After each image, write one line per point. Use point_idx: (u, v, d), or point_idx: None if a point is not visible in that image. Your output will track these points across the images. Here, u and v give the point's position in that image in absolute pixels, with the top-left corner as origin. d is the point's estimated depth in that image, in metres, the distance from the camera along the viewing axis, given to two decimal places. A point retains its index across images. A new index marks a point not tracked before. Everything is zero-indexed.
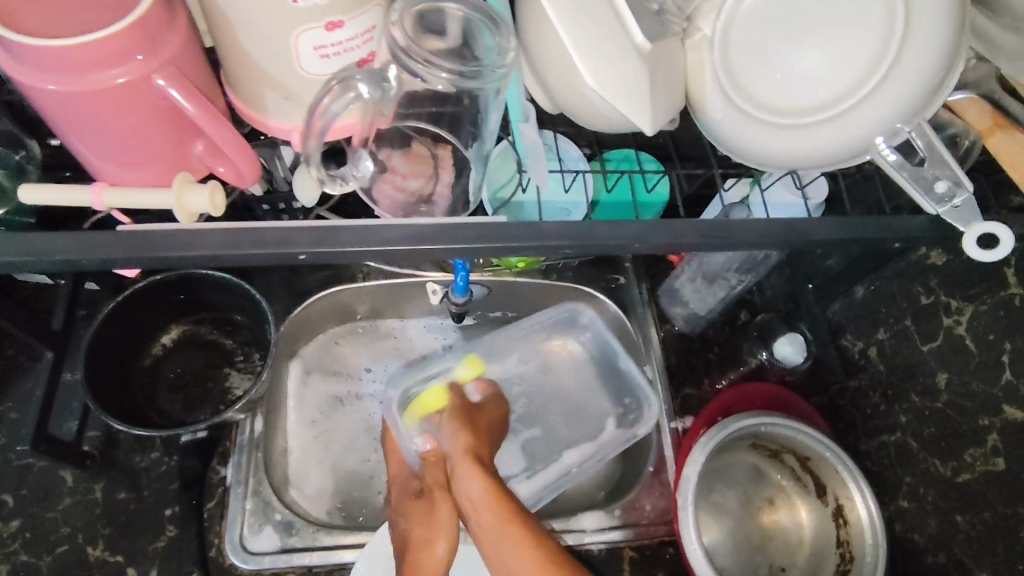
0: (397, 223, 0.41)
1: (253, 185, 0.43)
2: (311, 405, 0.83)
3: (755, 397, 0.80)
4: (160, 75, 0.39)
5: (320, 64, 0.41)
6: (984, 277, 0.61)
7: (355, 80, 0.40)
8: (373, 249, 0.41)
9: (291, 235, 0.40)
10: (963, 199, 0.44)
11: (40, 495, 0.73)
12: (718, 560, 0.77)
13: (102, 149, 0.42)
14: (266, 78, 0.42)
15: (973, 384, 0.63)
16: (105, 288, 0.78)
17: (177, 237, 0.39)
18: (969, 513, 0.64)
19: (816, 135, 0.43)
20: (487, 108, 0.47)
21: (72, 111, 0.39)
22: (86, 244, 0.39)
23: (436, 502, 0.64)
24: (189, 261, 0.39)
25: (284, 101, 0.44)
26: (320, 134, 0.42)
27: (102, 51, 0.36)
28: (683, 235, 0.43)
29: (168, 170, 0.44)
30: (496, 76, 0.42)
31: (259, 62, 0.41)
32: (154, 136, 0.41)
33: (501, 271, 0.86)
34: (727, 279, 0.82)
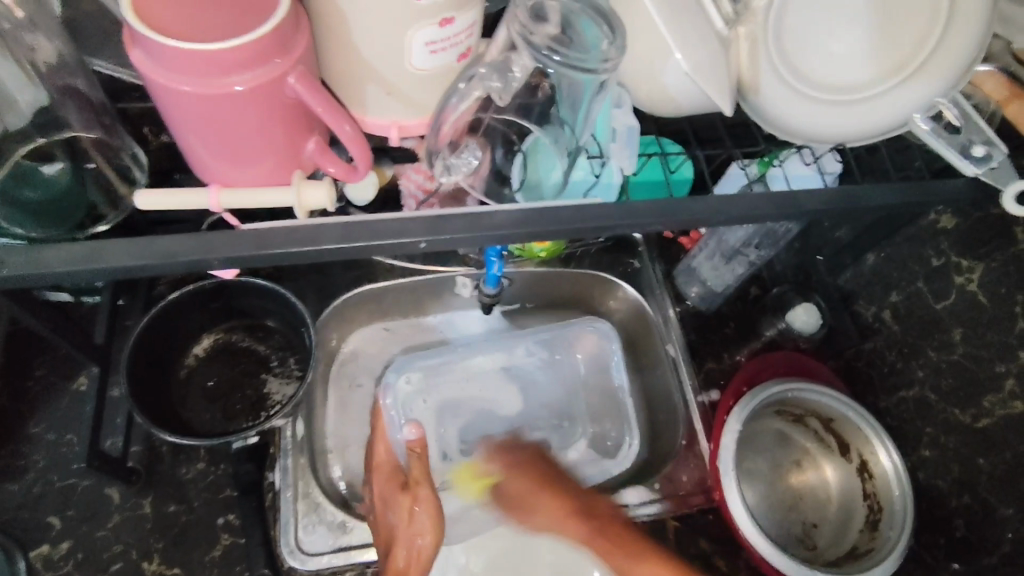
0: (496, 208, 0.43)
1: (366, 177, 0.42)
2: (350, 406, 0.85)
3: (778, 365, 0.84)
4: (294, 76, 0.39)
5: (428, 59, 0.43)
6: (995, 234, 0.65)
7: (479, 76, 0.43)
8: (479, 235, 0.42)
9: (407, 227, 0.41)
10: (999, 161, 0.47)
11: (87, 514, 0.72)
12: (757, 522, 0.81)
13: (217, 152, 0.42)
14: (372, 74, 0.43)
15: (988, 334, 0.68)
16: (136, 302, 0.78)
17: (289, 233, 0.40)
18: (990, 456, 0.69)
19: (880, 110, 0.47)
20: (582, 100, 0.47)
21: (201, 115, 0.39)
22: (194, 249, 0.40)
23: (420, 498, 0.67)
24: (307, 254, 0.40)
25: (388, 97, 0.45)
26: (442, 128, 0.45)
27: (243, 56, 0.36)
28: (755, 207, 0.46)
29: (282, 172, 0.44)
30: (599, 65, 0.43)
31: (369, 60, 0.42)
32: (276, 137, 0.41)
33: (523, 261, 0.88)
34: (745, 255, 0.85)
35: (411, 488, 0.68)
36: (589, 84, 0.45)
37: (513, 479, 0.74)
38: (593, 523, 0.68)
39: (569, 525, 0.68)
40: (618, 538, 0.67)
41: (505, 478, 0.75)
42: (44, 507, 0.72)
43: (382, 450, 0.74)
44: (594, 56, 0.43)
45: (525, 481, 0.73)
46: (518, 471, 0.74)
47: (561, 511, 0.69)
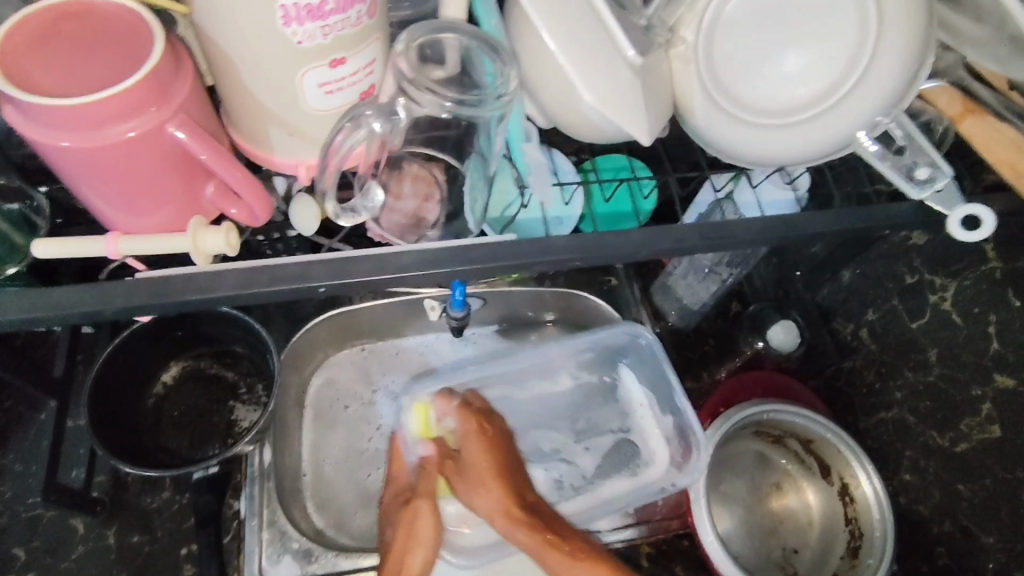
0: (405, 249, 0.43)
1: (266, 222, 0.44)
2: (325, 424, 0.84)
3: (757, 387, 0.81)
4: (174, 124, 0.39)
5: (324, 100, 0.42)
6: (965, 253, 0.64)
7: (366, 117, 0.42)
8: (386, 277, 0.42)
9: (308, 270, 0.41)
10: (944, 184, 0.46)
11: (52, 545, 0.72)
12: (734, 549, 0.78)
13: (107, 198, 0.42)
14: (271, 116, 0.43)
15: (964, 355, 0.65)
16: (102, 332, 0.78)
17: (195, 281, 0.40)
18: (969, 481, 0.66)
19: (799, 135, 0.45)
20: (490, 132, 0.48)
21: (86, 165, 0.39)
22: (104, 297, 0.40)
23: (419, 511, 0.61)
24: (207, 303, 0.40)
25: (290, 138, 0.45)
26: (333, 170, 0.44)
27: (112, 107, 0.36)
28: (682, 238, 0.45)
29: (181, 216, 0.44)
30: (498, 104, 0.43)
31: (264, 102, 0.42)
32: (168, 182, 0.42)
33: (496, 282, 0.87)
34: (719, 273, 0.84)
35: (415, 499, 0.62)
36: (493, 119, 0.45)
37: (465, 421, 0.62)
38: (509, 489, 0.59)
39: (484, 471, 0.60)
40: (518, 505, 0.59)
41: (461, 434, 0.62)
42: (9, 539, 0.72)
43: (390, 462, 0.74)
44: (491, 94, 0.43)
45: (479, 455, 0.60)
46: (473, 446, 0.61)
47: (488, 471, 0.59)
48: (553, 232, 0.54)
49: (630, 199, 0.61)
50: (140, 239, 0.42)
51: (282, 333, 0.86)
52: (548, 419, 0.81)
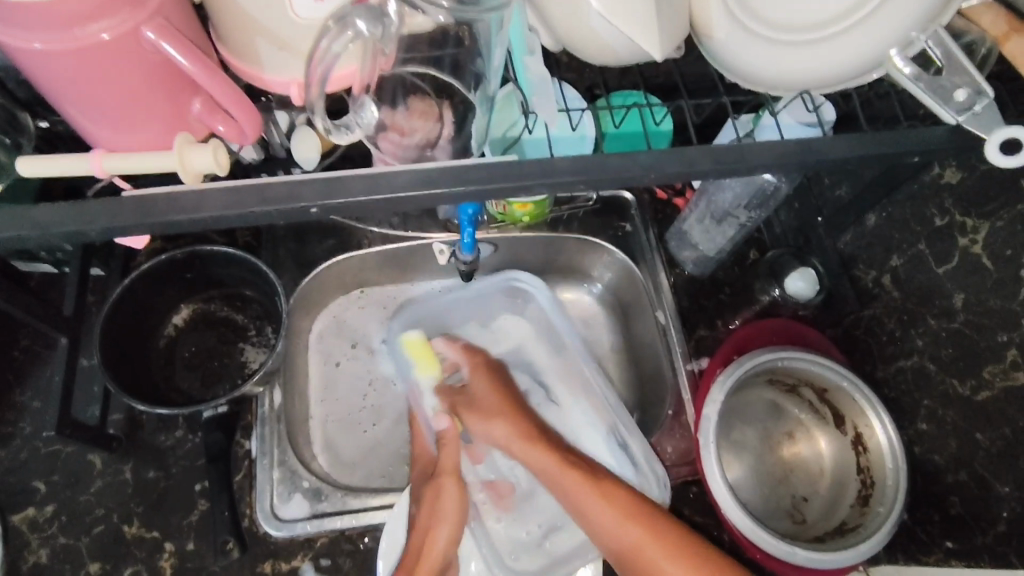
0: (399, 169, 0.41)
1: (254, 141, 0.43)
2: (322, 376, 0.84)
3: (773, 334, 0.79)
4: (148, 28, 0.38)
5: (313, 8, 0.40)
6: (1001, 191, 0.60)
7: (353, 17, 0.39)
8: (378, 200, 0.40)
9: (296, 190, 0.40)
10: (983, 106, 0.43)
11: (71, 479, 0.74)
12: (741, 495, 0.78)
13: (91, 110, 0.42)
14: (258, 28, 0.42)
15: (991, 301, 0.62)
16: (112, 271, 0.79)
17: (177, 200, 0.39)
18: (989, 431, 0.64)
19: (812, 54, 0.43)
20: (490, 42, 0.48)
21: (61, 71, 0.39)
22: (84, 214, 0.39)
23: (442, 492, 0.69)
24: (192, 224, 0.40)
25: (279, 52, 0.43)
26: (322, 83, 0.43)
27: (85, 5, 0.36)
28: (693, 163, 0.42)
29: (167, 131, 0.44)
30: (496, 2, 0.43)
31: (252, 12, 0.41)
32: (149, 95, 0.41)
33: (507, 226, 0.85)
34: (736, 218, 0.80)
35: (439, 482, 0.70)
36: (493, 23, 0.45)
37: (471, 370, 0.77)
38: (580, 467, 0.67)
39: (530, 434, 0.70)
40: (574, 467, 0.67)
41: (468, 373, 0.77)
42: (30, 472, 0.74)
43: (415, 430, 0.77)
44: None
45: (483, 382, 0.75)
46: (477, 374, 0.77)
47: (534, 441, 0.70)
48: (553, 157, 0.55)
49: (641, 124, 0.60)
50: (122, 159, 0.42)
51: (291, 278, 0.83)
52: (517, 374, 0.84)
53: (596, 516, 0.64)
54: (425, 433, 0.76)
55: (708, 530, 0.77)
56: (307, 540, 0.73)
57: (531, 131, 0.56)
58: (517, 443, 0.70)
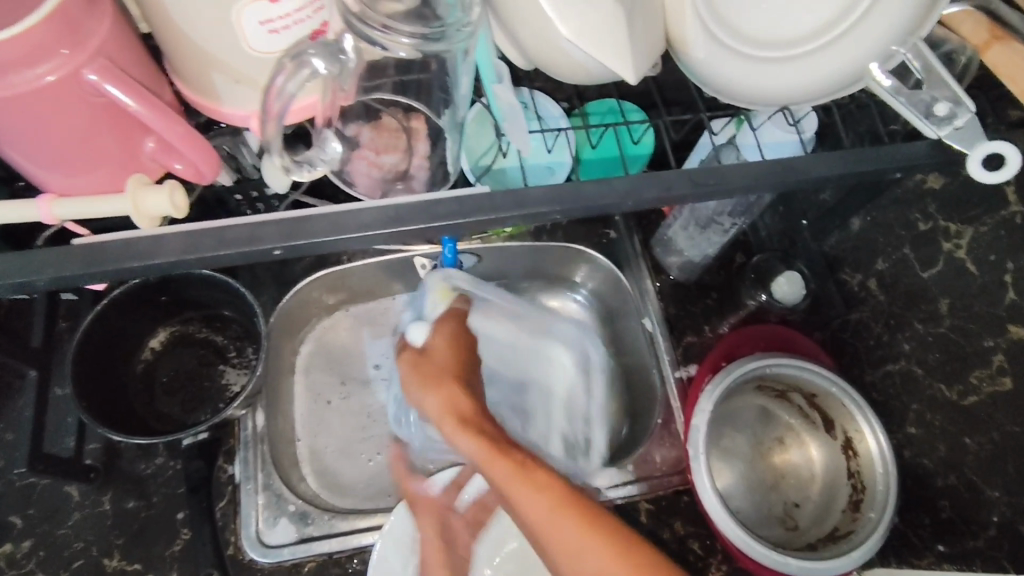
0: (365, 206, 0.40)
1: (213, 180, 0.43)
2: (323, 401, 0.82)
3: (760, 340, 0.78)
4: (90, 69, 0.37)
5: (267, 40, 0.39)
6: (982, 198, 0.61)
7: (309, 55, 0.38)
8: (345, 237, 0.39)
9: (259, 232, 0.39)
10: (965, 120, 0.42)
11: (49, 513, 0.72)
12: (732, 504, 0.77)
13: (41, 152, 0.41)
14: (212, 61, 0.40)
15: (976, 306, 0.62)
16: (85, 297, 0.76)
17: (131, 246, 0.38)
18: (977, 435, 0.63)
19: (789, 71, 0.43)
20: (455, 70, 0.46)
21: (3, 116, 0.37)
22: (36, 262, 0.38)
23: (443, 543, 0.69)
24: (148, 268, 0.38)
25: (235, 84, 0.42)
26: (278, 117, 0.41)
27: (21, 51, 0.34)
28: (672, 185, 0.42)
29: (121, 168, 0.44)
30: (461, 36, 0.41)
31: (203, 46, 0.39)
32: (100, 135, 0.41)
33: (490, 237, 0.84)
34: (720, 224, 0.79)
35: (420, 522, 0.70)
36: (459, 53, 0.43)
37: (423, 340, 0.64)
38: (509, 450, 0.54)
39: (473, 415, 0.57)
40: (506, 451, 0.54)
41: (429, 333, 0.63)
42: (5, 507, 0.72)
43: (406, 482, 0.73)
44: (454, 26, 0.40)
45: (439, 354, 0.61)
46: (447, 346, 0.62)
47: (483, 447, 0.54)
48: (528, 183, 0.53)
49: (617, 144, 0.58)
50: (74, 203, 0.42)
51: (271, 296, 0.81)
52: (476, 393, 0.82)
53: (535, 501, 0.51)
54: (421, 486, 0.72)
55: (701, 540, 0.76)
56: (294, 566, 0.71)
57: (506, 155, 0.54)
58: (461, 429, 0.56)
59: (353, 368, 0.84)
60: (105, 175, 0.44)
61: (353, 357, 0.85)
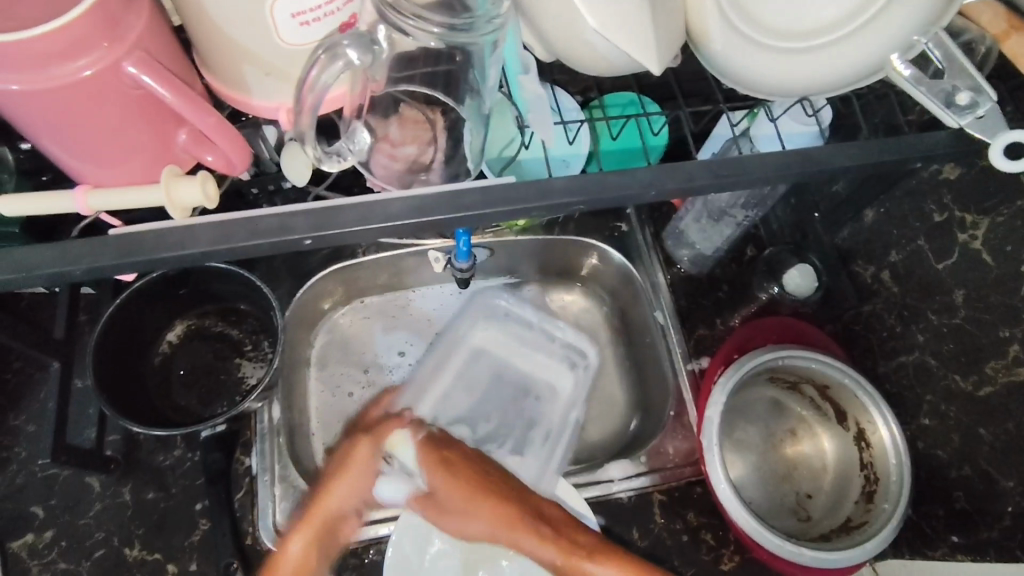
0: (390, 196, 0.40)
1: (244, 170, 0.43)
2: (337, 393, 0.83)
3: (774, 332, 0.79)
4: (130, 62, 0.38)
5: (299, 32, 0.39)
6: (998, 187, 0.59)
7: (342, 46, 0.39)
8: (371, 227, 0.40)
9: (286, 222, 0.39)
10: (986, 109, 0.42)
11: (70, 503, 0.73)
12: (745, 495, 0.77)
13: (78, 146, 0.42)
14: (244, 54, 0.41)
15: (991, 297, 0.62)
16: (104, 291, 0.77)
17: (165, 237, 0.39)
18: (991, 426, 0.64)
19: (807, 61, 0.43)
20: (484, 63, 0.47)
21: (43, 109, 0.38)
22: (71, 254, 0.38)
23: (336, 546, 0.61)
24: (179, 259, 0.39)
25: (266, 77, 0.42)
26: (312, 110, 0.41)
27: (62, 44, 0.35)
28: (693, 175, 0.42)
29: (155, 162, 0.44)
30: (489, 27, 0.42)
31: (236, 39, 0.39)
32: (136, 129, 0.42)
33: (503, 231, 0.84)
34: (732, 216, 0.80)
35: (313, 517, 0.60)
36: (487, 45, 0.44)
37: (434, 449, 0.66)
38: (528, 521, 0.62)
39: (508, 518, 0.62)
40: (523, 521, 0.62)
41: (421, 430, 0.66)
42: (27, 497, 0.73)
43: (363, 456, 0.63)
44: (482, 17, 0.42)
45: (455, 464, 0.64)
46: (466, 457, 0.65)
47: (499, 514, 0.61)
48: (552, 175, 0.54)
49: (638, 136, 0.59)
50: (108, 195, 0.42)
51: (287, 289, 0.82)
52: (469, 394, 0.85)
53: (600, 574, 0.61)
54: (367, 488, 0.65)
55: (714, 531, 0.77)
56: None
57: (528, 146, 0.55)
58: (499, 525, 0.62)
59: (365, 355, 0.85)
60: (137, 167, 0.45)
61: (362, 344, 0.85)
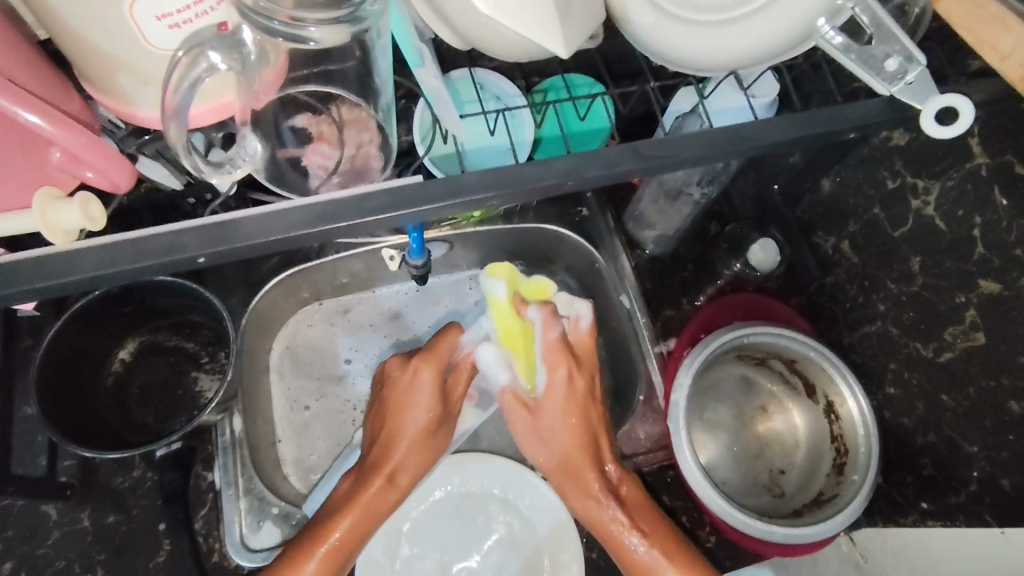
0: (292, 205, 0.39)
1: (131, 191, 0.44)
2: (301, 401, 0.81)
3: (737, 310, 0.78)
4: None
5: (166, 37, 0.37)
6: (947, 152, 0.58)
7: (204, 48, 0.36)
8: (274, 239, 0.39)
9: (182, 238, 0.38)
10: (916, 75, 0.41)
11: (27, 534, 0.71)
12: (718, 475, 0.77)
13: None
14: (115, 63, 0.39)
15: (947, 263, 0.61)
16: (46, 312, 0.74)
17: (42, 264, 0.37)
18: (953, 392, 0.63)
19: (723, 36, 0.42)
20: (374, 54, 0.46)
21: None
22: None
23: (433, 445, 0.70)
24: (69, 284, 0.37)
25: (143, 86, 0.41)
26: (178, 116, 0.39)
27: None
28: (615, 162, 0.41)
29: (33, 184, 0.42)
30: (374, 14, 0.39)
31: (102, 48, 0.38)
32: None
33: (461, 223, 0.79)
34: (689, 194, 0.77)
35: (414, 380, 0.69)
36: (375, 28, 0.42)
37: (554, 373, 0.66)
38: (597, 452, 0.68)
39: (580, 450, 0.67)
40: (597, 445, 0.68)
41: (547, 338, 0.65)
42: None
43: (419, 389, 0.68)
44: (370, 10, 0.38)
45: (568, 402, 0.67)
46: (588, 351, 0.68)
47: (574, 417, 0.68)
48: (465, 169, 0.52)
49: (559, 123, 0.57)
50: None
51: (240, 299, 0.80)
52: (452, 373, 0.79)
53: (633, 542, 0.64)
54: (419, 388, 0.68)
55: (687, 513, 0.76)
56: None
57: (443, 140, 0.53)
58: (575, 419, 0.67)
59: (331, 366, 0.83)
60: (17, 185, 0.42)
61: (322, 355, 0.83)
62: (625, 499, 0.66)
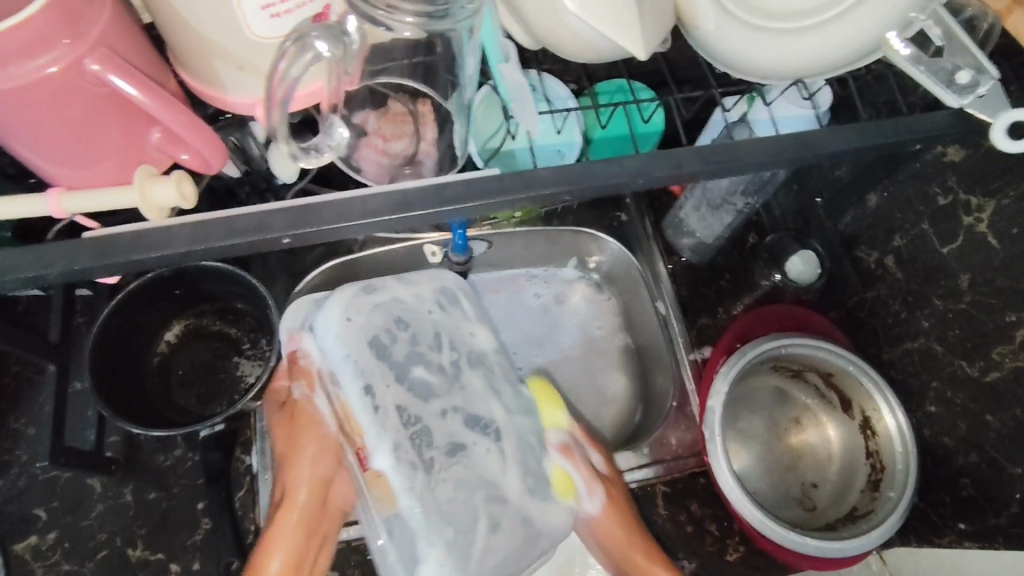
0: (369, 192, 0.41)
1: (219, 170, 0.45)
2: None
3: (776, 320, 0.77)
4: (91, 58, 0.38)
5: (270, 26, 0.39)
6: (1005, 169, 0.58)
7: (310, 37, 0.38)
8: (351, 225, 0.40)
9: (265, 220, 0.40)
10: (988, 87, 0.42)
11: (73, 505, 0.74)
12: (750, 486, 0.76)
13: (52, 149, 0.43)
14: (216, 51, 0.41)
15: (998, 281, 0.60)
16: (100, 293, 0.77)
17: (140, 239, 0.39)
18: (999, 412, 0.62)
19: (791, 45, 0.43)
20: (461, 51, 0.47)
21: (10, 109, 0.39)
22: (45, 257, 0.39)
23: (298, 411, 0.59)
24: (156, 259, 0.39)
25: (239, 72, 0.43)
26: (282, 104, 0.41)
27: (24, 40, 0.36)
28: (680, 162, 0.42)
29: (131, 163, 0.46)
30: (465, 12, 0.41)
31: (207, 35, 0.40)
32: (106, 127, 0.42)
33: (500, 223, 0.82)
34: (733, 203, 0.77)
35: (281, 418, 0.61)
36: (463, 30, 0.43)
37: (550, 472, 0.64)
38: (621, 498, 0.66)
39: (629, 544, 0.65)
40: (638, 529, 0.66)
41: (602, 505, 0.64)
42: (29, 500, 0.74)
43: (309, 415, 0.58)
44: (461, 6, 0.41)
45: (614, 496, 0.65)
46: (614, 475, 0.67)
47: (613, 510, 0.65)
48: (537, 164, 0.53)
49: (627, 124, 0.58)
50: (86, 199, 0.43)
51: (283, 287, 0.82)
52: (430, 426, 0.58)
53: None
54: (309, 405, 0.58)
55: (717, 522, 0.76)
56: None
57: (513, 136, 0.54)
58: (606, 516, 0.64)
59: None
60: (112, 164, 0.45)
61: None
62: (619, 532, 0.65)
